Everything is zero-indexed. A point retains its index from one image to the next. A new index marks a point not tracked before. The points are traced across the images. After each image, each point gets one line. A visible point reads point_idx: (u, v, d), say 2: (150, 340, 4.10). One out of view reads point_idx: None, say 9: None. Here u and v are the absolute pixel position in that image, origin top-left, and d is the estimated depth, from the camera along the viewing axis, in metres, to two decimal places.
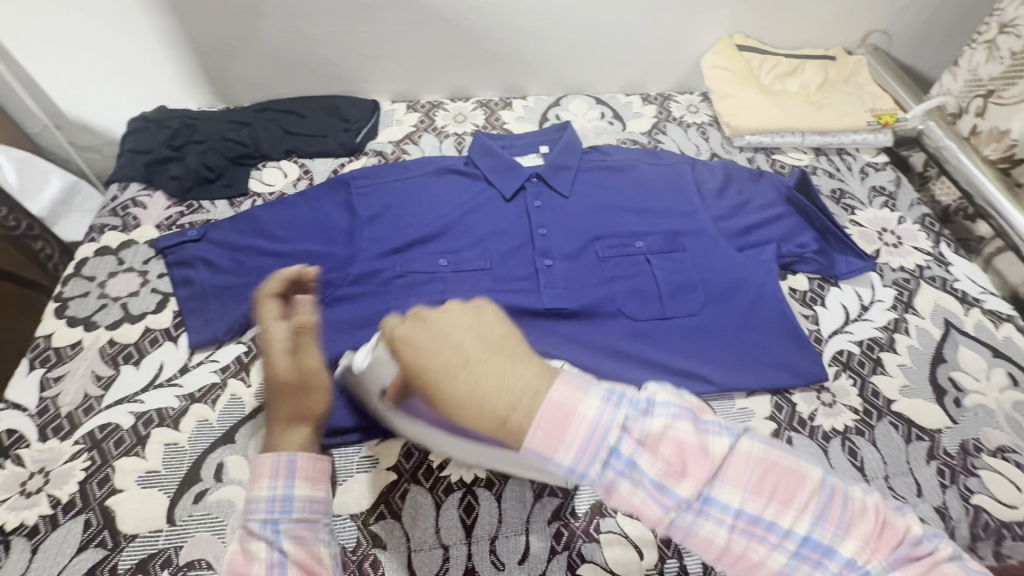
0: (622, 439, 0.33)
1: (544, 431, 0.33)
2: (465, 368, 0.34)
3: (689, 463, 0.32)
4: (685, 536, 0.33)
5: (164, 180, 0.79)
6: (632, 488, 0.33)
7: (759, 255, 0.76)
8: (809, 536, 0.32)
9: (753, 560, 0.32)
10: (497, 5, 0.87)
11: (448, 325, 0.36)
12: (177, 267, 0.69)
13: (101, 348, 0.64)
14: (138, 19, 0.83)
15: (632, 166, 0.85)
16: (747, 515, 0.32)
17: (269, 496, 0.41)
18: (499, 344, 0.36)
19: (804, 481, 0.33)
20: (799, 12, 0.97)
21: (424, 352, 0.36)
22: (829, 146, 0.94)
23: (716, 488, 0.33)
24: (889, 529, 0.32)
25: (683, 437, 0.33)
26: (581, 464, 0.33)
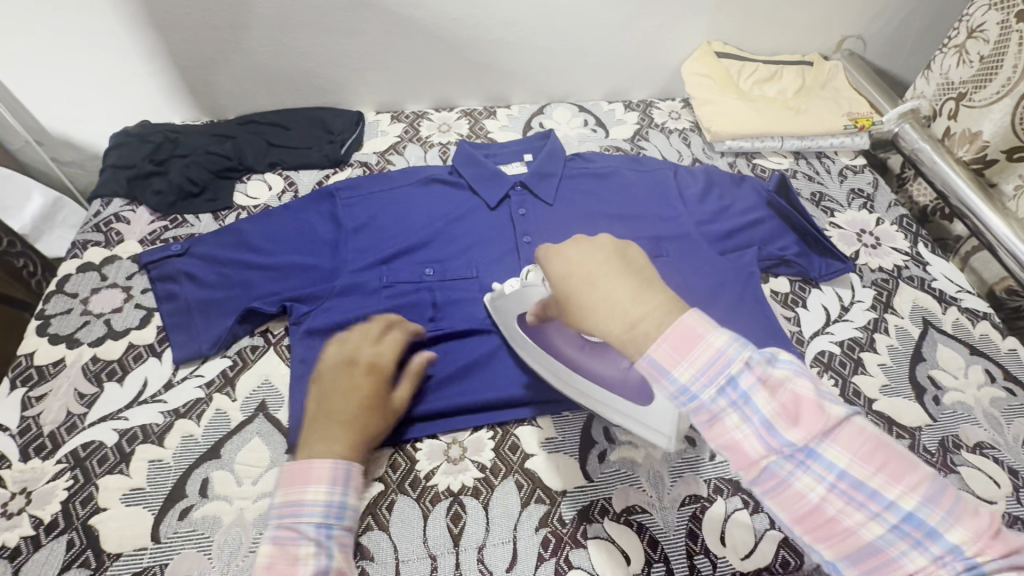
0: (745, 373, 0.38)
1: (671, 345, 0.39)
2: (607, 283, 0.44)
3: (803, 413, 0.37)
4: (783, 485, 0.37)
5: (147, 194, 0.79)
6: (739, 422, 0.38)
7: (741, 258, 0.78)
8: (914, 513, 0.34)
9: (845, 523, 0.35)
10: (477, 15, 0.87)
11: (599, 253, 0.47)
12: (161, 282, 0.69)
13: (83, 366, 0.64)
14: (119, 35, 0.83)
15: (615, 173, 0.86)
16: (851, 477, 0.35)
17: (327, 501, 0.47)
18: (633, 271, 0.45)
19: (917, 469, 0.36)
20: (775, 19, 0.98)
21: (571, 265, 0.47)
22: (808, 149, 0.96)
23: (825, 445, 0.36)
24: (1003, 536, 0.34)
25: (801, 391, 0.38)
26: (700, 385, 0.38)
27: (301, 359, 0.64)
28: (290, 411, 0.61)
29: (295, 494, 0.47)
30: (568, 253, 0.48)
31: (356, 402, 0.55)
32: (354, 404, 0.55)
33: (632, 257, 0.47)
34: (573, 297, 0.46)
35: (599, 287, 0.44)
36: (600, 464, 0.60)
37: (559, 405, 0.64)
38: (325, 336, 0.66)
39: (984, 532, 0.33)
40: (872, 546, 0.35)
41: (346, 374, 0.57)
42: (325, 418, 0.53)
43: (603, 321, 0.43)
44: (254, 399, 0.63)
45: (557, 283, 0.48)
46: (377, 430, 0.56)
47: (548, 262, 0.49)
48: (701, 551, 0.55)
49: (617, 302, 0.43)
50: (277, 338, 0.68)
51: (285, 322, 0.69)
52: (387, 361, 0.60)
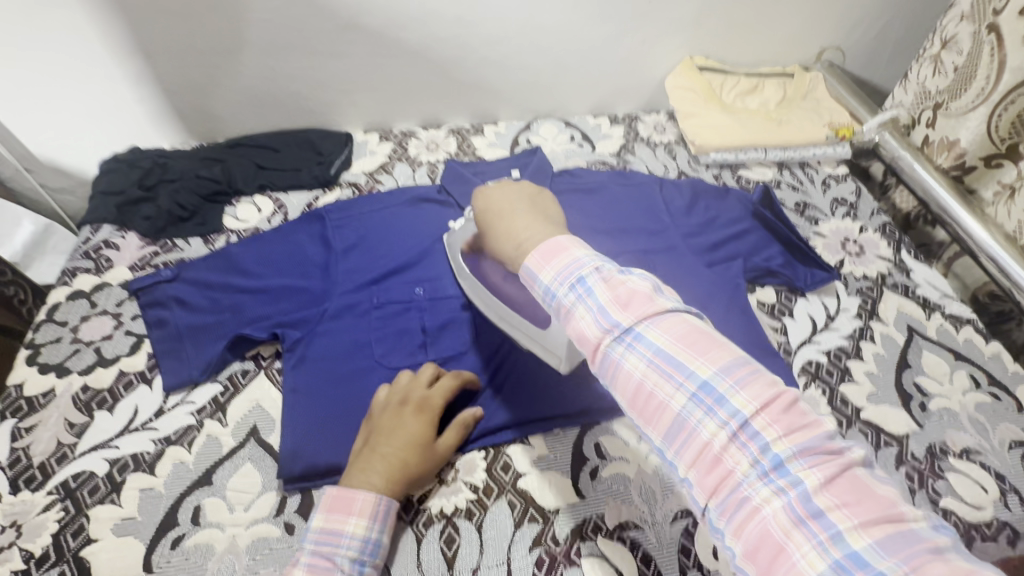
0: (592, 274, 0.46)
1: (542, 255, 0.49)
2: (509, 216, 0.56)
3: (632, 301, 0.44)
4: (616, 365, 0.43)
5: (137, 220, 0.80)
6: (584, 312, 0.45)
7: (727, 271, 0.79)
8: (711, 384, 0.39)
9: (659, 396, 0.41)
10: (462, 36, 0.89)
11: (511, 193, 0.58)
12: (151, 308, 0.69)
13: (73, 396, 0.64)
14: (107, 64, 0.84)
15: (602, 188, 0.88)
16: (664, 353, 0.41)
17: (365, 536, 0.52)
18: (538, 211, 0.56)
19: (728, 354, 0.41)
20: (755, 32, 1.00)
21: (490, 203, 0.59)
22: (792, 160, 0.97)
23: (649, 329, 0.43)
24: (799, 416, 0.37)
25: (637, 288, 0.45)
26: (557, 286, 0.47)
27: (295, 383, 0.65)
28: (284, 437, 0.61)
29: (336, 522, 0.52)
30: (489, 196, 0.59)
31: (401, 439, 0.57)
32: (399, 439, 0.57)
33: (543, 201, 0.59)
34: (488, 227, 0.58)
35: (503, 219, 0.56)
36: (591, 481, 0.60)
37: (535, 427, 0.64)
38: (317, 357, 0.67)
39: (777, 410, 0.37)
40: (681, 417, 0.40)
41: (394, 410, 0.59)
42: (372, 451, 0.57)
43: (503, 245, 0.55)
44: (245, 424, 0.63)
45: (480, 216, 0.60)
46: (420, 467, 0.58)
47: (475, 199, 0.61)
48: (694, 565, 0.55)
49: (513, 232, 0.54)
50: (268, 362, 0.68)
51: (275, 346, 0.69)
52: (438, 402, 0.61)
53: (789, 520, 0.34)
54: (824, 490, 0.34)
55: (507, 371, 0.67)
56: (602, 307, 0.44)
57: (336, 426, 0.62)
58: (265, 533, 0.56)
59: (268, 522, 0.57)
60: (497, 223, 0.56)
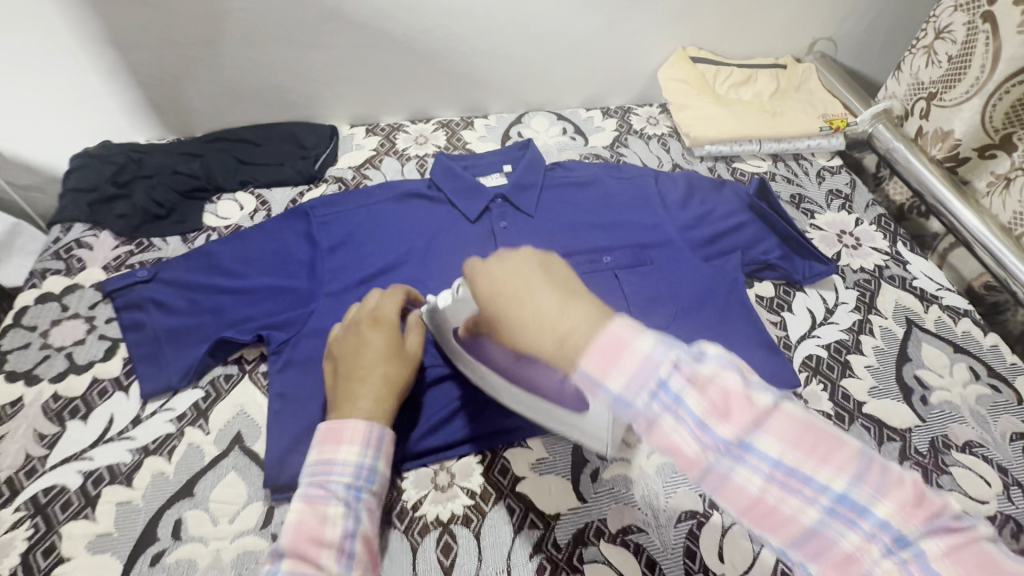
0: (672, 375, 0.36)
1: (598, 356, 0.37)
2: (532, 297, 0.41)
3: (733, 407, 0.35)
4: (724, 481, 0.35)
5: (111, 218, 0.76)
6: (675, 425, 0.36)
7: (725, 265, 0.78)
8: (846, 493, 0.33)
9: (784, 511, 0.34)
10: (449, 25, 0.86)
11: (520, 264, 0.44)
12: (127, 310, 0.66)
13: (43, 405, 0.60)
14: (75, 54, 0.79)
15: (596, 181, 0.86)
16: (785, 466, 0.34)
17: (358, 463, 0.48)
18: (562, 285, 0.42)
19: (847, 444, 0.34)
20: (748, 22, 0.99)
21: (496, 282, 0.44)
22: (786, 152, 0.96)
23: (760, 437, 0.34)
24: (927, 499, 0.33)
25: (730, 385, 0.35)
26: (632, 394, 0.36)
27: (281, 388, 0.62)
28: (270, 445, 0.58)
29: (327, 453, 0.48)
30: (495, 271, 0.44)
31: (378, 359, 0.56)
32: (368, 360, 0.55)
33: (558, 268, 0.44)
34: (499, 316, 0.42)
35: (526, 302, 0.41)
36: (593, 484, 0.58)
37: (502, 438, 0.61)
38: (304, 360, 0.64)
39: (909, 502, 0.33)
40: (811, 530, 0.34)
41: (353, 339, 0.57)
42: (352, 381, 0.54)
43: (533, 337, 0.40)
44: (228, 432, 0.60)
45: (483, 303, 0.44)
46: (402, 380, 0.56)
47: (472, 280, 0.45)
48: (700, 568, 0.54)
49: (545, 318, 0.40)
50: (251, 366, 0.65)
51: (260, 348, 0.66)
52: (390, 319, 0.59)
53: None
54: (949, 560, 0.31)
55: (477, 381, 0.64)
56: (701, 421, 0.35)
57: None
58: (252, 546, 0.53)
59: (254, 534, 0.54)
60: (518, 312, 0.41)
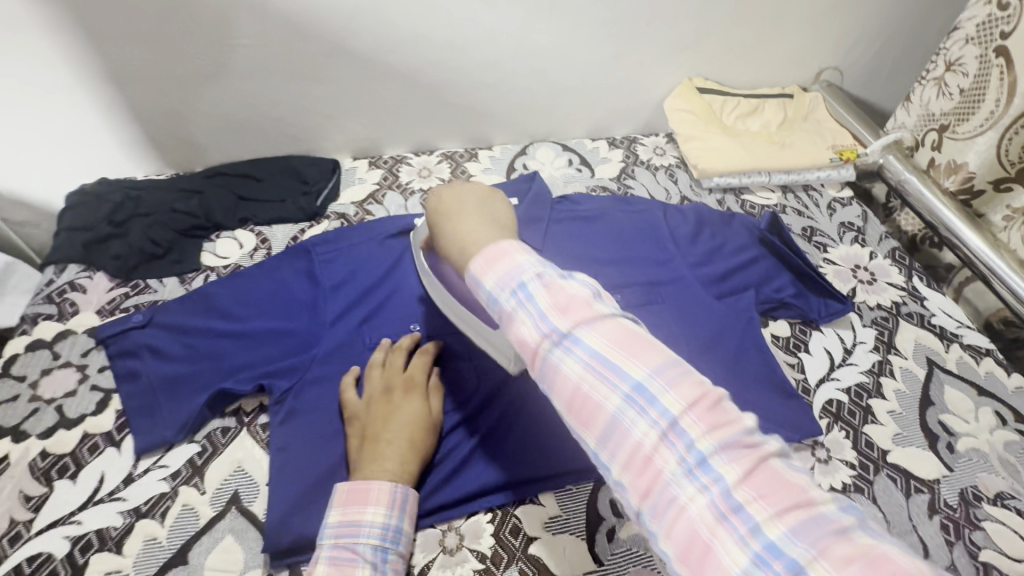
0: (534, 280, 0.45)
1: (484, 260, 0.48)
2: (461, 219, 0.55)
3: (573, 306, 0.43)
4: (553, 369, 0.42)
5: (106, 259, 0.73)
6: (524, 317, 0.44)
7: (738, 303, 0.76)
8: (644, 385, 0.40)
9: (594, 398, 0.40)
10: (454, 58, 0.85)
11: (461, 195, 0.58)
12: (121, 358, 0.63)
13: (30, 463, 0.57)
14: (72, 90, 0.78)
15: (604, 215, 0.84)
16: (602, 357, 0.41)
17: (384, 524, 0.51)
18: (484, 214, 0.55)
19: (660, 354, 0.41)
20: (755, 52, 0.98)
21: (440, 205, 0.58)
22: (796, 183, 0.94)
23: (586, 332, 0.42)
24: (721, 411, 0.38)
25: (577, 293, 0.44)
26: (498, 291, 0.46)
27: (282, 443, 0.59)
28: (269, 505, 0.55)
29: (354, 514, 0.50)
30: (448, 200, 0.58)
31: (403, 421, 0.58)
32: (397, 425, 0.57)
33: (495, 204, 0.58)
34: (436, 228, 0.57)
35: (453, 222, 0.55)
36: (609, 544, 0.56)
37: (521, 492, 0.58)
38: (306, 410, 0.61)
39: (703, 407, 0.38)
40: (614, 421, 0.40)
41: (382, 401, 0.59)
42: (378, 441, 0.56)
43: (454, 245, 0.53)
44: (225, 490, 0.57)
45: (431, 218, 0.59)
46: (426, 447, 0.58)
47: (432, 206, 0.60)
48: None
49: (463, 234, 0.53)
50: (250, 418, 0.62)
51: (259, 398, 0.63)
52: (420, 380, 0.61)
53: (713, 517, 0.34)
54: (743, 484, 0.35)
55: (494, 430, 0.61)
56: (544, 313, 0.43)
57: (326, 491, 0.56)
58: None
59: None
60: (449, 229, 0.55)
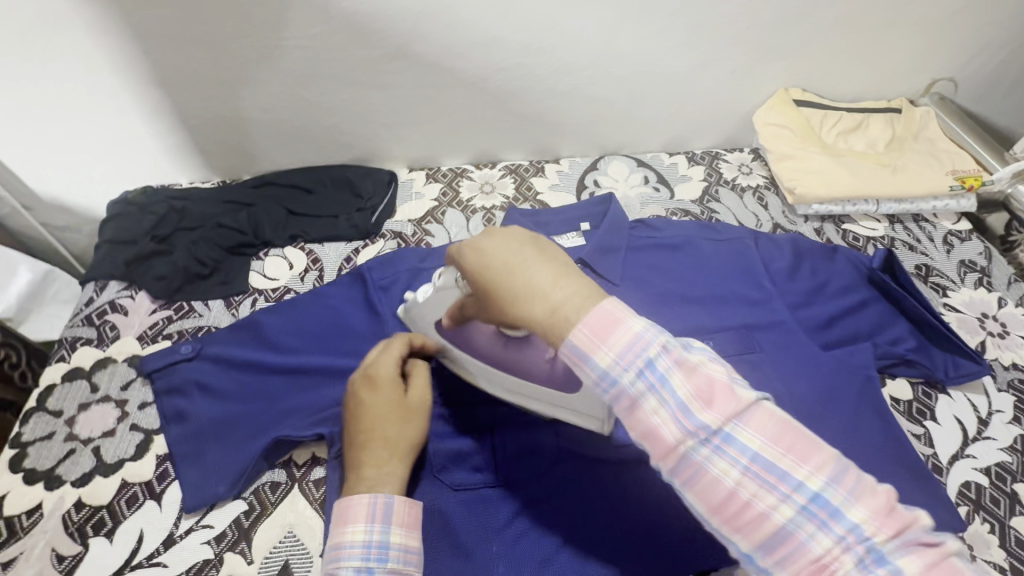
0: (661, 356, 0.37)
1: (590, 330, 0.37)
2: (523, 268, 0.41)
3: (716, 395, 0.36)
4: (698, 472, 0.36)
5: (149, 279, 0.68)
6: (657, 407, 0.36)
7: (852, 357, 0.65)
8: (821, 493, 0.33)
9: (757, 507, 0.34)
10: (529, 63, 0.76)
11: (512, 238, 0.42)
12: (167, 396, 0.57)
13: (64, 516, 0.52)
14: (116, 93, 0.71)
15: (688, 243, 0.74)
16: (762, 459, 0.35)
17: (366, 542, 0.44)
18: (554, 262, 0.41)
19: (823, 450, 0.35)
20: (865, 60, 0.86)
21: (488, 251, 0.42)
22: (906, 213, 0.84)
23: (738, 428, 0.35)
24: (897, 510, 0.33)
25: (715, 376, 0.37)
26: (619, 369, 0.37)
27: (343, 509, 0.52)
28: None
29: (335, 535, 0.45)
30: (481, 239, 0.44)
31: (375, 424, 0.50)
32: (369, 423, 0.51)
33: (548, 242, 0.43)
34: (490, 283, 0.42)
35: (516, 273, 0.40)
36: None
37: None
38: None
39: (886, 512, 0.33)
40: (783, 530, 0.34)
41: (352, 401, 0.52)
42: (355, 443, 0.50)
43: (521, 309, 0.40)
44: (274, 561, 0.51)
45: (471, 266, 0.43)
46: (410, 439, 0.51)
47: (464, 255, 0.44)
48: None
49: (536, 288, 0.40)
50: (303, 472, 0.55)
51: (313, 449, 0.57)
52: (387, 369, 0.53)
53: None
54: None
55: (582, 509, 0.53)
56: (683, 404, 0.36)
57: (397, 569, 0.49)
58: None
59: None
60: (513, 283, 0.40)
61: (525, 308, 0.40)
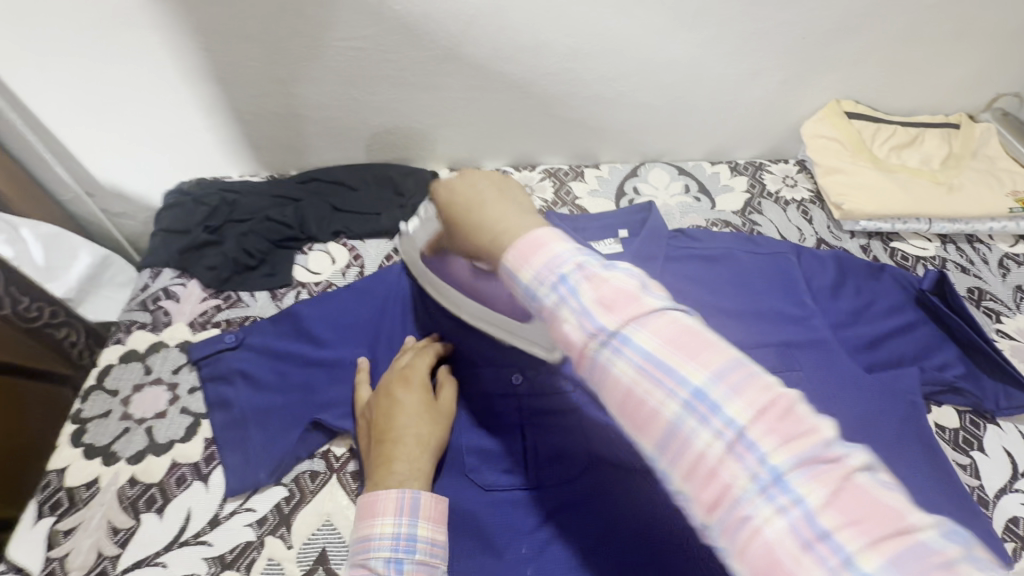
0: (574, 271, 0.40)
1: (518, 252, 0.42)
2: (480, 206, 0.47)
3: (617, 300, 0.38)
4: (602, 370, 0.37)
5: (200, 268, 0.71)
6: (567, 314, 0.39)
7: (896, 381, 0.64)
8: (705, 390, 0.34)
9: (650, 404, 0.35)
10: (575, 69, 0.76)
11: (477, 182, 0.50)
12: (215, 382, 0.60)
13: (119, 490, 0.55)
14: (177, 88, 0.75)
15: (728, 256, 0.73)
16: (654, 357, 0.36)
17: (394, 534, 0.45)
18: (508, 201, 0.48)
19: (720, 354, 0.36)
20: (923, 73, 0.82)
21: (455, 193, 0.50)
22: (959, 233, 0.81)
23: (637, 330, 0.37)
24: (798, 419, 0.33)
25: (624, 285, 0.39)
26: (537, 284, 0.40)
27: None
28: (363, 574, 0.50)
29: (365, 527, 0.46)
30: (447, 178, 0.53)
31: (407, 423, 0.53)
32: (401, 421, 0.53)
33: (514, 191, 0.50)
34: (456, 221, 0.49)
35: (472, 208, 0.47)
36: None
37: None
38: None
39: (773, 417, 0.33)
40: (673, 428, 0.34)
41: (383, 399, 0.55)
42: (386, 438, 0.52)
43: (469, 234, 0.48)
44: (311, 548, 0.53)
45: (443, 209, 0.51)
46: (437, 441, 0.53)
47: (437, 192, 0.52)
48: None
49: (487, 221, 0.46)
50: (340, 463, 0.57)
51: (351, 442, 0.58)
52: (420, 372, 0.57)
53: (796, 545, 0.29)
54: (826, 507, 0.30)
55: (613, 521, 0.53)
56: (586, 307, 0.38)
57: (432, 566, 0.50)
58: None
59: None
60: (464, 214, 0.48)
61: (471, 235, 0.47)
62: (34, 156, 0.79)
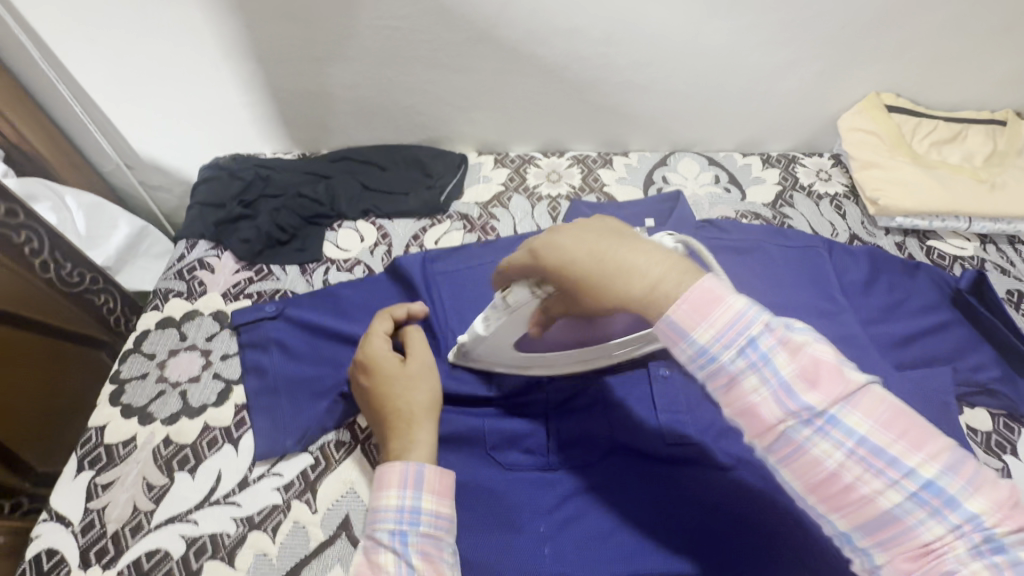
0: (764, 335, 0.37)
1: (690, 306, 0.37)
2: (609, 253, 0.40)
3: (822, 376, 0.36)
4: (799, 451, 0.36)
5: (234, 241, 0.72)
6: (759, 385, 0.36)
7: (929, 381, 0.62)
8: (935, 482, 0.34)
9: (862, 491, 0.35)
10: (608, 53, 0.75)
11: (582, 229, 0.42)
12: (247, 350, 0.62)
13: (154, 450, 0.57)
14: (217, 65, 0.76)
15: (757, 247, 0.72)
16: (872, 443, 0.35)
17: (398, 506, 0.45)
18: (627, 239, 0.41)
19: (931, 434, 0.35)
20: (970, 66, 0.79)
21: (569, 248, 0.41)
22: (1000, 233, 0.80)
23: (845, 411, 0.35)
24: (1016, 503, 0.34)
25: (822, 355, 0.36)
26: (720, 348, 0.37)
27: None
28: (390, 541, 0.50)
29: (372, 500, 0.46)
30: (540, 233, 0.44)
31: (388, 402, 0.52)
32: (383, 403, 0.53)
33: (610, 224, 0.43)
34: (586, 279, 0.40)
35: (605, 258, 0.40)
36: None
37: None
38: None
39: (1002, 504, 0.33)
40: (889, 514, 0.34)
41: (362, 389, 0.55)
42: (380, 420, 0.52)
43: (616, 286, 0.39)
44: (335, 515, 0.54)
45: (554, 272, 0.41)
46: (426, 404, 0.53)
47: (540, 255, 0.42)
48: None
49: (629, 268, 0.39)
50: (365, 434, 0.58)
51: None
52: (379, 348, 0.56)
53: None
54: None
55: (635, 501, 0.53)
56: (788, 383, 0.36)
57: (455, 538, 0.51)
58: None
59: None
60: (602, 268, 0.39)
61: (623, 288, 0.39)
62: (78, 128, 0.81)
